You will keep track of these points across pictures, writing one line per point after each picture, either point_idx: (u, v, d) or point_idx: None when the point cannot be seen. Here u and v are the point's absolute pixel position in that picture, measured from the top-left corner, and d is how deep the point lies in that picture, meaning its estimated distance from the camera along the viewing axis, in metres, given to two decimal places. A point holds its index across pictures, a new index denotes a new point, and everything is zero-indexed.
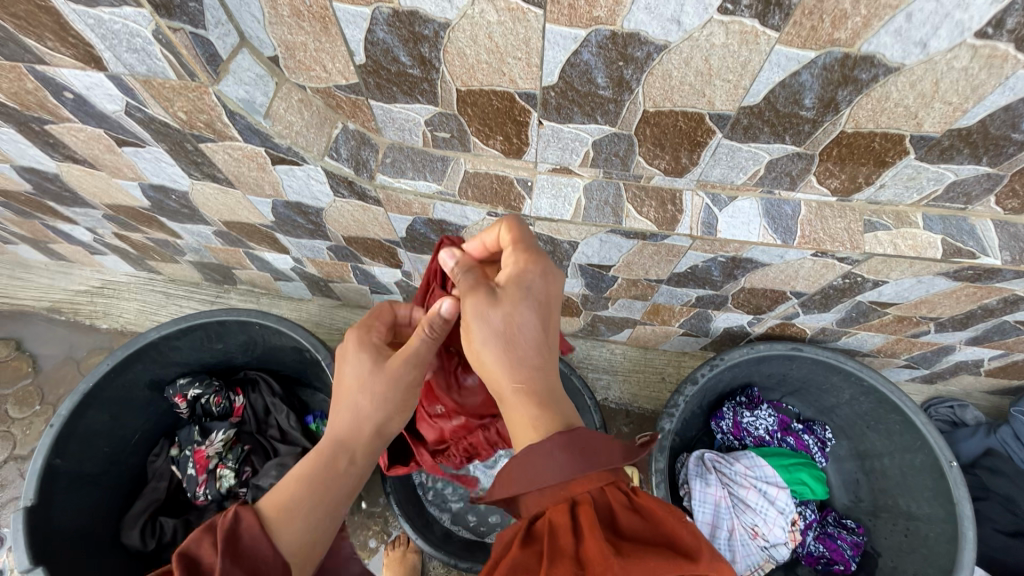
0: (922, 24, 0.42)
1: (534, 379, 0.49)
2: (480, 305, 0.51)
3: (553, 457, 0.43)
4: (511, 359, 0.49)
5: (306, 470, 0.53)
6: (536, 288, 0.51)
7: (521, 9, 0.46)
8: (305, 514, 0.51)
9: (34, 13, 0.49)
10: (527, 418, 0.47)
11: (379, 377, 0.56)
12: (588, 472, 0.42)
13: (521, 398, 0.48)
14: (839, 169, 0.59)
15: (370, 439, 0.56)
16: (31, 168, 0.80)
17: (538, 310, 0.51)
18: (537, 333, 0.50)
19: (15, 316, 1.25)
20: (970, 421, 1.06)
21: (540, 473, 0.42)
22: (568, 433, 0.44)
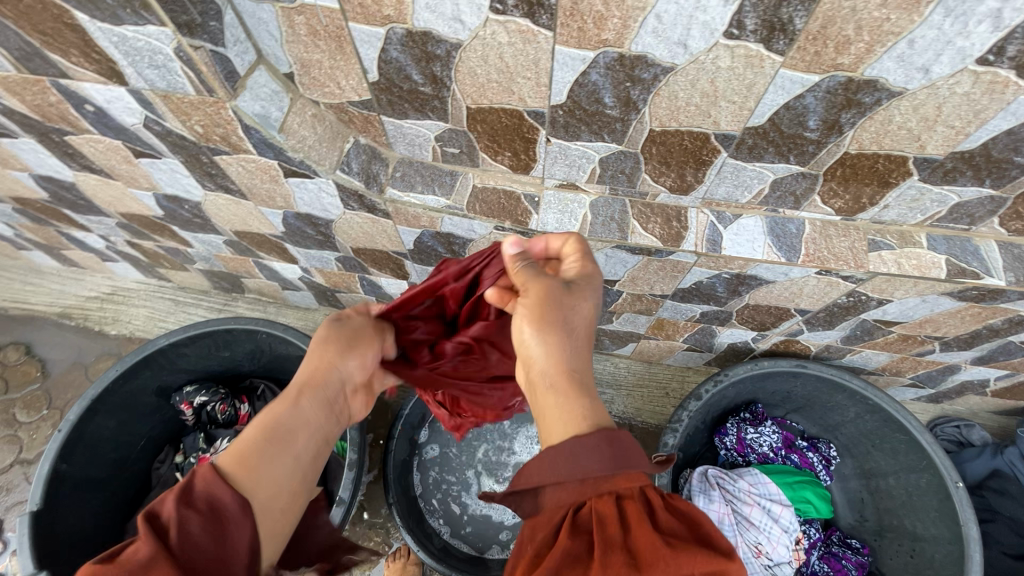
0: (924, 50, 0.43)
1: (583, 371, 0.49)
2: (557, 293, 0.52)
3: (603, 448, 0.42)
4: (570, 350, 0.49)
5: (268, 418, 0.53)
6: (595, 290, 0.54)
7: (531, 31, 0.47)
8: (268, 459, 0.50)
9: (61, 31, 0.50)
10: (575, 409, 0.46)
11: (344, 333, 0.62)
12: (634, 469, 0.41)
13: (573, 388, 0.47)
14: (843, 189, 0.60)
15: (335, 378, 0.59)
16: (49, 177, 0.81)
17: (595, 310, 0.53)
18: (590, 331, 0.52)
19: (25, 321, 1.27)
20: (977, 441, 1.05)
21: (586, 463, 0.41)
22: (624, 431, 0.44)
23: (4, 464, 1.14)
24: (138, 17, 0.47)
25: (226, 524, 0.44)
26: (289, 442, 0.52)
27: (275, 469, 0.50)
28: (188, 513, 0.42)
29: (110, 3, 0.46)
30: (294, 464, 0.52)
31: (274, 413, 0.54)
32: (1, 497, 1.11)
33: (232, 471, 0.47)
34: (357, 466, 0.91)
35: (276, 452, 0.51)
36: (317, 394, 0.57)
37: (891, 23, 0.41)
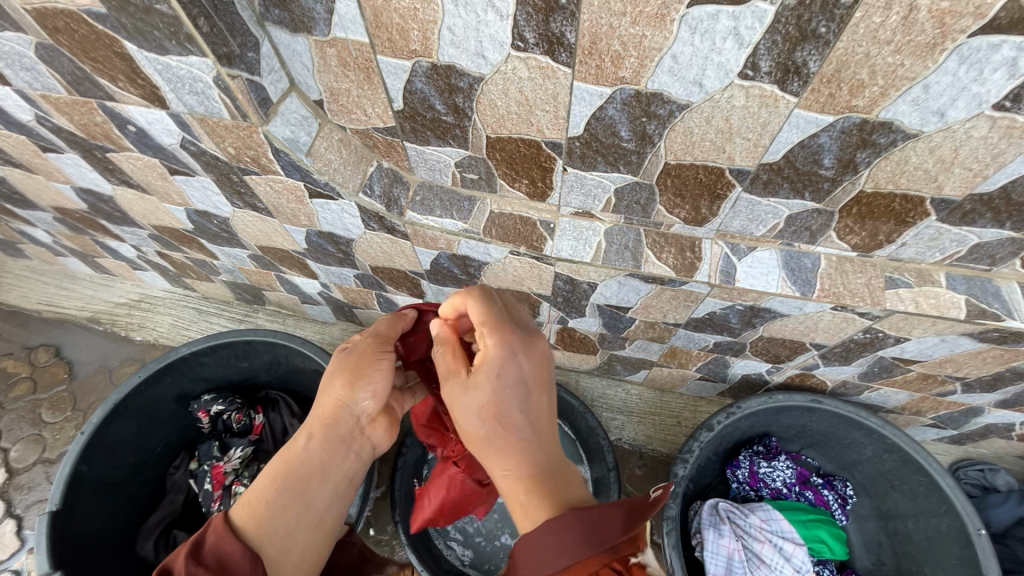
0: (939, 95, 0.43)
1: (523, 461, 0.50)
2: (460, 388, 0.52)
3: (550, 543, 0.43)
4: (485, 427, 0.51)
5: (280, 460, 0.56)
6: (504, 369, 0.50)
7: (551, 67, 0.49)
8: (280, 510, 0.53)
9: (111, 59, 0.54)
10: (529, 498, 0.48)
11: (344, 361, 0.58)
12: (579, 559, 0.41)
13: (527, 475, 0.50)
14: (859, 226, 0.60)
15: (344, 413, 0.58)
16: (90, 189, 0.86)
17: (522, 390, 0.50)
18: (522, 412, 0.50)
19: (57, 324, 1.32)
20: (1003, 487, 1.01)
21: (536, 560, 0.43)
22: (569, 513, 0.44)
23: (27, 463, 1.17)
24: (182, 48, 0.50)
25: None
26: (306, 486, 0.55)
27: (287, 521, 0.53)
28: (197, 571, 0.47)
29: (158, 35, 0.49)
30: (304, 515, 0.54)
31: (289, 457, 0.56)
32: (23, 495, 1.14)
33: (246, 524, 0.52)
34: (366, 482, 0.92)
35: (286, 502, 0.53)
36: (330, 434, 0.57)
37: (905, 69, 0.42)
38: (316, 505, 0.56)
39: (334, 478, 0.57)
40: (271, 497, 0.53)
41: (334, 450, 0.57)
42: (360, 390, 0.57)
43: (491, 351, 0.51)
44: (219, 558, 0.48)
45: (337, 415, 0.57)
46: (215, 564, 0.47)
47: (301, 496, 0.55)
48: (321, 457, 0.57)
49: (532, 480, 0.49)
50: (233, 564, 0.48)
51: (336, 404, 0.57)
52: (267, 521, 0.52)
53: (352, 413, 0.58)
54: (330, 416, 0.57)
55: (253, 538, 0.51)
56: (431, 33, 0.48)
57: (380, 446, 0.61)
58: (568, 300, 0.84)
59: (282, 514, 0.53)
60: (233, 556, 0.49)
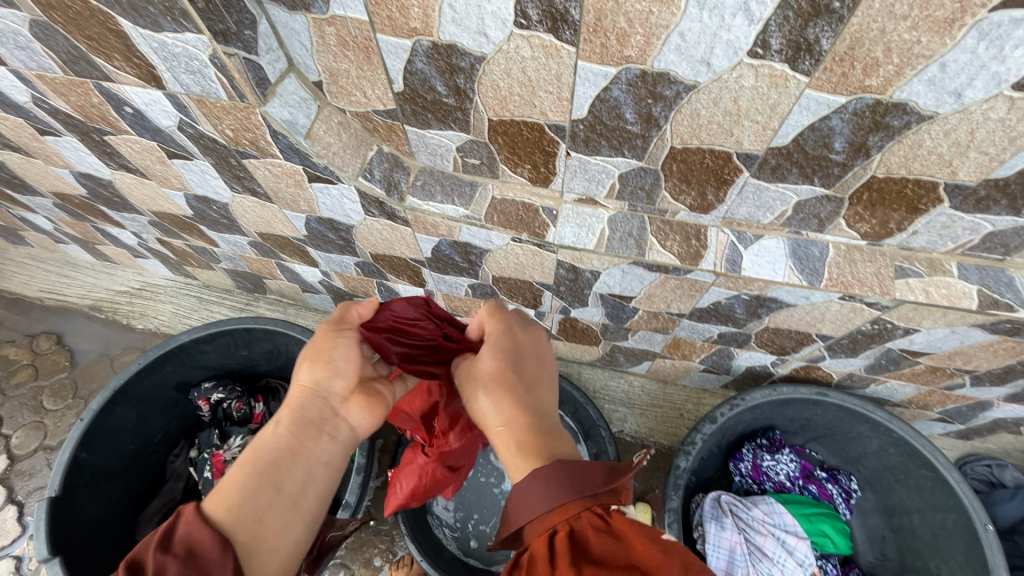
0: (956, 74, 0.42)
1: (514, 418, 0.49)
2: (469, 369, 0.58)
3: (536, 491, 0.42)
4: (484, 390, 0.53)
5: (250, 448, 0.52)
6: (504, 341, 0.56)
7: (554, 46, 0.47)
8: (252, 492, 0.48)
9: (106, 36, 0.53)
10: (516, 457, 0.47)
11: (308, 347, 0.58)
12: (563, 501, 0.41)
13: (514, 434, 0.48)
14: (869, 213, 0.58)
15: (315, 395, 0.56)
16: (88, 174, 0.85)
17: (516, 354, 0.55)
18: (514, 369, 0.53)
19: (59, 311, 1.32)
20: (1010, 483, 1.00)
21: (522, 507, 0.43)
22: (555, 463, 0.44)
23: (29, 449, 1.17)
24: (177, 25, 0.49)
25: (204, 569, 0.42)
26: (277, 471, 0.51)
27: (261, 504, 0.48)
28: (164, 559, 0.41)
29: (153, 11, 0.48)
30: (280, 497, 0.50)
31: (258, 444, 0.52)
32: (24, 481, 1.15)
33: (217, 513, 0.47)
34: (364, 471, 0.91)
35: (259, 486, 0.49)
36: (297, 416, 0.54)
37: (922, 46, 0.40)
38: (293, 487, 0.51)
39: (309, 462, 0.53)
40: (241, 482, 0.49)
41: (305, 432, 0.54)
42: (325, 369, 0.57)
43: (492, 332, 0.58)
44: (188, 545, 0.43)
45: (305, 398, 0.56)
46: (182, 553, 0.42)
47: (272, 479, 0.50)
48: (291, 441, 0.53)
49: (520, 439, 0.48)
50: (204, 553, 0.43)
51: (304, 388, 0.56)
52: (239, 505, 0.48)
53: (321, 395, 0.56)
54: (297, 401, 0.55)
55: (226, 524, 0.46)
56: (431, 10, 0.47)
57: (359, 428, 0.58)
58: (571, 289, 0.83)
59: (255, 497, 0.48)
60: (205, 545, 0.44)
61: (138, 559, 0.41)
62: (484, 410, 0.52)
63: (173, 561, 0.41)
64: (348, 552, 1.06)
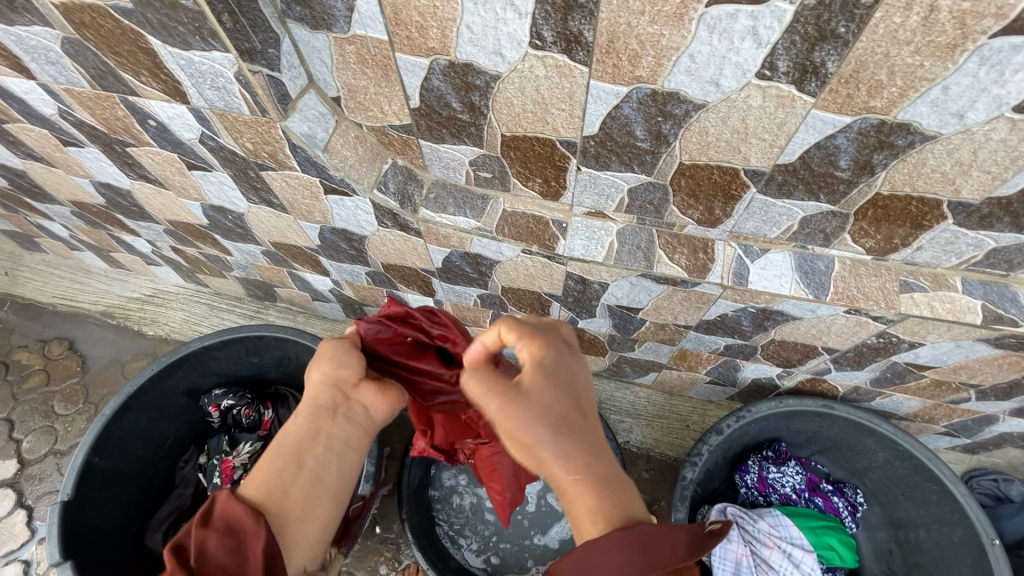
0: (959, 97, 0.43)
1: (586, 463, 0.48)
2: (530, 403, 0.48)
3: (613, 560, 0.42)
4: (553, 430, 0.48)
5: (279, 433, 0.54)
6: (556, 366, 0.51)
7: (568, 66, 0.49)
8: (282, 470, 0.51)
9: (135, 53, 0.55)
10: (589, 510, 0.46)
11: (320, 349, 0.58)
12: (649, 571, 0.42)
13: (585, 483, 0.47)
14: (875, 229, 0.59)
15: (327, 387, 0.56)
16: (108, 184, 0.87)
17: (574, 387, 0.51)
18: (576, 407, 0.50)
19: (71, 317, 1.34)
20: (1016, 497, 1.00)
21: (598, 567, 0.43)
22: (629, 529, 0.43)
23: (40, 454, 1.19)
24: (205, 44, 0.51)
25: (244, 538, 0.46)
26: (301, 454, 0.52)
27: (288, 481, 0.50)
28: (205, 533, 0.45)
29: (182, 31, 0.50)
30: (316, 469, 0.52)
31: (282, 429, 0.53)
32: (34, 486, 1.16)
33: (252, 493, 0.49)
34: (373, 479, 0.92)
35: (285, 465, 0.51)
36: (317, 406, 0.54)
37: (924, 69, 0.42)
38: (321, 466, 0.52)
39: (332, 444, 0.54)
40: (268, 463, 0.51)
41: (324, 419, 0.54)
42: (331, 364, 0.57)
43: (543, 356, 0.51)
44: (227, 519, 0.46)
45: (323, 390, 0.55)
46: (223, 527, 0.46)
47: (296, 457, 0.52)
48: (313, 426, 0.54)
49: (589, 487, 0.47)
50: (241, 526, 0.46)
51: (320, 384, 0.56)
52: (270, 483, 0.50)
53: (335, 385, 0.56)
54: (314, 393, 0.55)
55: (261, 501, 0.49)
56: (450, 30, 0.48)
57: (376, 411, 0.57)
58: (579, 300, 0.84)
59: (283, 475, 0.50)
60: (241, 518, 0.47)
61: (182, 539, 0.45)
62: (546, 447, 0.48)
63: (214, 535, 0.45)
64: (353, 560, 1.07)
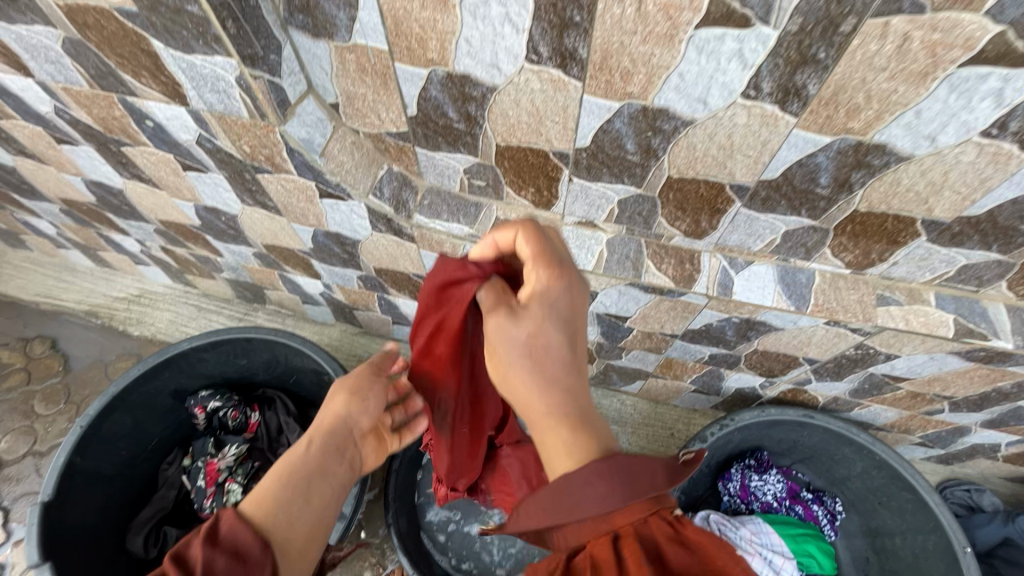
0: (930, 121, 0.45)
1: (567, 399, 0.47)
2: (502, 323, 0.48)
3: (592, 489, 0.42)
4: (528, 356, 0.47)
5: (278, 466, 0.58)
6: (555, 301, 0.48)
7: (562, 81, 0.51)
8: (286, 501, 0.54)
9: (136, 55, 0.55)
10: (560, 441, 0.46)
11: (346, 383, 0.66)
12: (630, 502, 0.41)
13: (557, 423, 0.47)
14: (853, 244, 0.62)
15: (341, 426, 0.63)
16: (100, 182, 0.87)
17: (566, 320, 0.49)
18: (570, 346, 0.48)
19: (54, 315, 1.32)
20: (988, 507, 1.03)
21: (578, 504, 0.42)
22: (615, 458, 0.43)
23: (17, 454, 1.16)
24: (207, 48, 0.52)
25: (250, 561, 0.47)
26: (305, 487, 0.56)
27: (291, 512, 0.53)
28: (213, 552, 0.45)
29: (185, 35, 0.51)
30: (313, 500, 0.56)
31: (286, 461, 0.58)
32: (11, 487, 1.13)
33: (252, 517, 0.51)
34: (361, 482, 0.92)
35: (292, 496, 0.54)
36: (327, 442, 0.61)
37: (899, 95, 0.44)
38: (319, 500, 0.57)
39: (331, 484, 0.59)
40: (274, 492, 0.54)
41: (329, 457, 0.60)
42: (357, 406, 0.64)
43: (540, 288, 0.48)
44: (234, 542, 0.47)
45: (336, 425, 0.62)
46: (230, 548, 0.47)
47: (303, 492, 0.56)
48: (319, 461, 0.59)
49: (569, 423, 0.46)
50: (247, 549, 0.48)
51: (334, 417, 0.63)
52: (275, 509, 0.52)
53: (348, 425, 0.63)
54: (328, 426, 0.62)
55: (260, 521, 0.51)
56: (449, 43, 0.50)
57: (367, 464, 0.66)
58: None
59: (286, 505, 0.53)
60: (247, 541, 0.48)
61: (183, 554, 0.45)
62: (527, 383, 0.47)
63: (222, 552, 0.46)
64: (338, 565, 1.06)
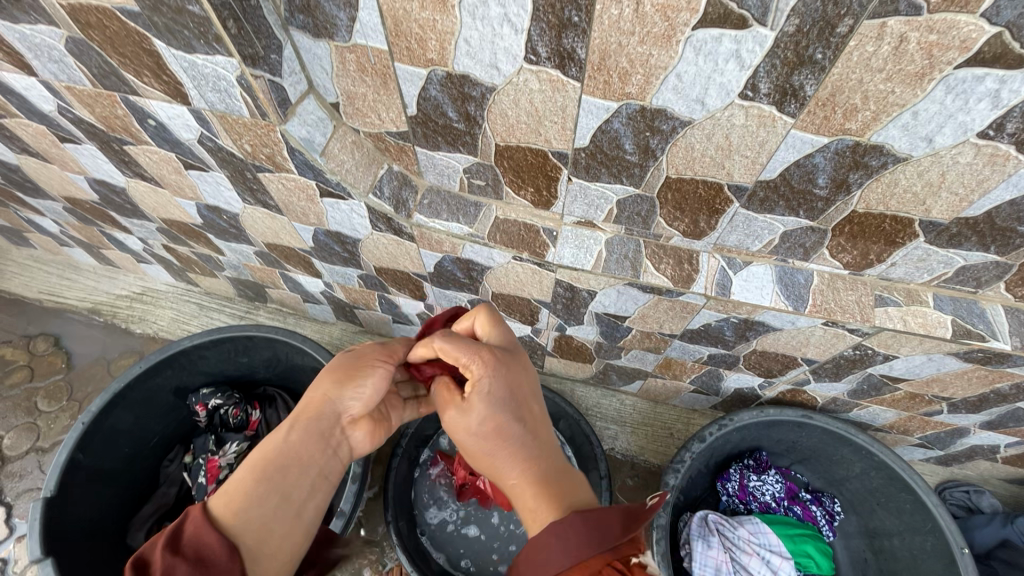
0: (927, 122, 0.45)
1: (530, 465, 0.53)
2: (459, 419, 0.57)
3: (553, 546, 0.44)
4: (480, 437, 0.55)
5: (255, 456, 0.58)
6: (494, 389, 0.56)
7: (561, 81, 0.51)
8: (257, 500, 0.54)
9: (138, 54, 0.56)
10: (531, 507, 0.51)
11: (335, 368, 0.64)
12: (584, 556, 0.42)
13: (527, 486, 0.52)
14: (851, 244, 0.62)
15: (325, 408, 0.62)
16: (103, 181, 0.87)
17: (509, 402, 0.56)
18: (518, 421, 0.55)
19: (58, 313, 1.33)
20: (987, 508, 1.03)
21: (542, 562, 0.44)
22: (571, 515, 0.46)
23: (20, 451, 1.17)
24: (209, 48, 0.52)
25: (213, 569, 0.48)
26: (284, 475, 0.57)
27: (263, 512, 0.54)
28: (175, 560, 0.46)
29: (187, 34, 0.51)
30: (289, 494, 0.57)
31: (266, 450, 0.58)
32: (13, 483, 1.14)
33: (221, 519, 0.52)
34: (360, 480, 0.92)
35: (265, 492, 0.55)
36: (311, 426, 0.61)
37: (896, 96, 0.44)
38: (295, 495, 0.57)
39: (311, 472, 0.59)
40: (249, 487, 0.54)
41: (312, 444, 0.60)
42: (348, 391, 0.63)
43: (482, 380, 0.56)
44: (197, 549, 0.49)
45: (322, 409, 0.62)
46: (193, 556, 0.48)
47: (280, 487, 0.56)
48: (298, 447, 0.59)
49: (537, 489, 0.51)
50: (211, 556, 0.48)
51: (322, 399, 0.62)
52: (245, 510, 0.53)
53: (333, 410, 0.63)
54: (314, 410, 0.62)
55: (229, 518, 0.52)
56: (448, 43, 0.50)
57: (359, 448, 0.66)
58: (567, 306, 0.86)
59: (260, 503, 0.54)
60: (212, 545, 0.49)
61: (147, 557, 0.47)
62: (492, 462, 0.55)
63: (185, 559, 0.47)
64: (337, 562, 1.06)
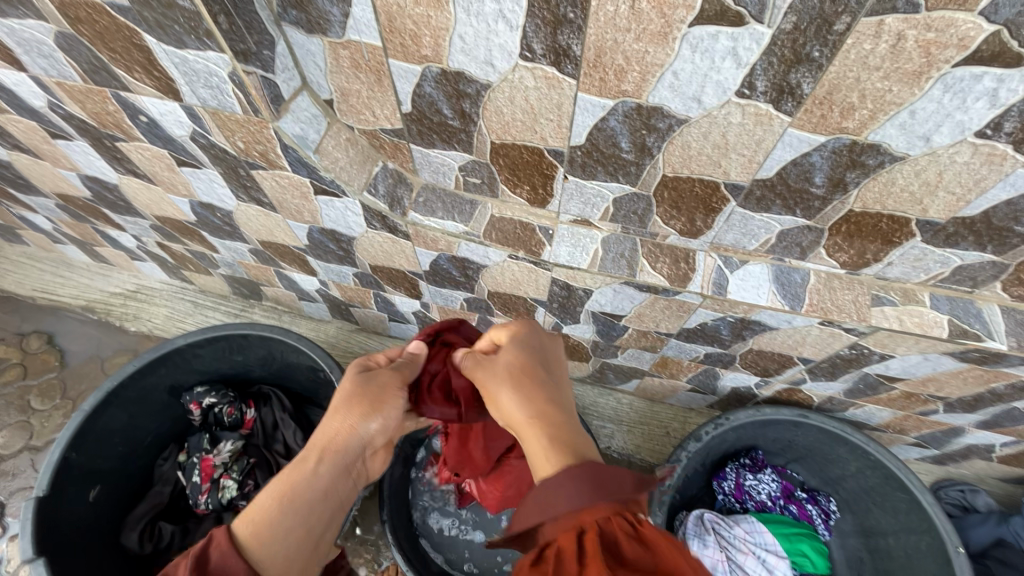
0: (925, 121, 0.45)
1: (545, 412, 0.53)
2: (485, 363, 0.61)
3: (565, 490, 0.43)
4: (508, 369, 0.58)
5: (281, 479, 0.56)
6: (530, 343, 0.61)
7: (556, 78, 0.51)
8: (281, 530, 0.52)
9: (128, 50, 0.55)
10: (538, 445, 0.50)
11: (363, 388, 0.62)
12: (596, 500, 0.42)
13: (533, 428, 0.52)
14: (848, 244, 0.62)
15: (350, 440, 0.59)
16: (95, 177, 0.87)
17: (541, 356, 0.60)
18: (545, 371, 0.58)
19: (52, 311, 1.32)
20: (982, 507, 1.03)
21: (552, 501, 0.43)
22: (585, 463, 0.45)
23: (14, 449, 1.17)
24: (200, 43, 0.52)
25: None
26: (307, 507, 0.55)
27: (283, 544, 0.52)
28: None
29: (177, 30, 0.51)
30: (310, 520, 0.55)
31: (292, 478, 0.56)
32: (7, 482, 1.14)
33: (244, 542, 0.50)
34: None
35: (290, 523, 0.53)
36: (337, 459, 0.58)
37: (893, 94, 0.44)
38: (315, 529, 0.56)
39: (332, 505, 0.58)
40: (273, 516, 0.53)
41: (338, 477, 0.58)
42: (372, 416, 0.61)
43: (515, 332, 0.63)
44: None
45: (346, 439, 0.59)
46: None
47: (303, 519, 0.55)
48: (323, 477, 0.57)
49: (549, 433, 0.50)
50: None
51: (347, 429, 0.59)
52: (269, 537, 0.51)
53: (359, 439, 0.60)
54: (339, 441, 0.59)
55: (252, 544, 0.50)
56: (442, 40, 0.50)
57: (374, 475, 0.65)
58: (564, 305, 0.85)
59: (282, 532, 0.53)
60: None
61: None
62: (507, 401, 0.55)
63: None
64: None
